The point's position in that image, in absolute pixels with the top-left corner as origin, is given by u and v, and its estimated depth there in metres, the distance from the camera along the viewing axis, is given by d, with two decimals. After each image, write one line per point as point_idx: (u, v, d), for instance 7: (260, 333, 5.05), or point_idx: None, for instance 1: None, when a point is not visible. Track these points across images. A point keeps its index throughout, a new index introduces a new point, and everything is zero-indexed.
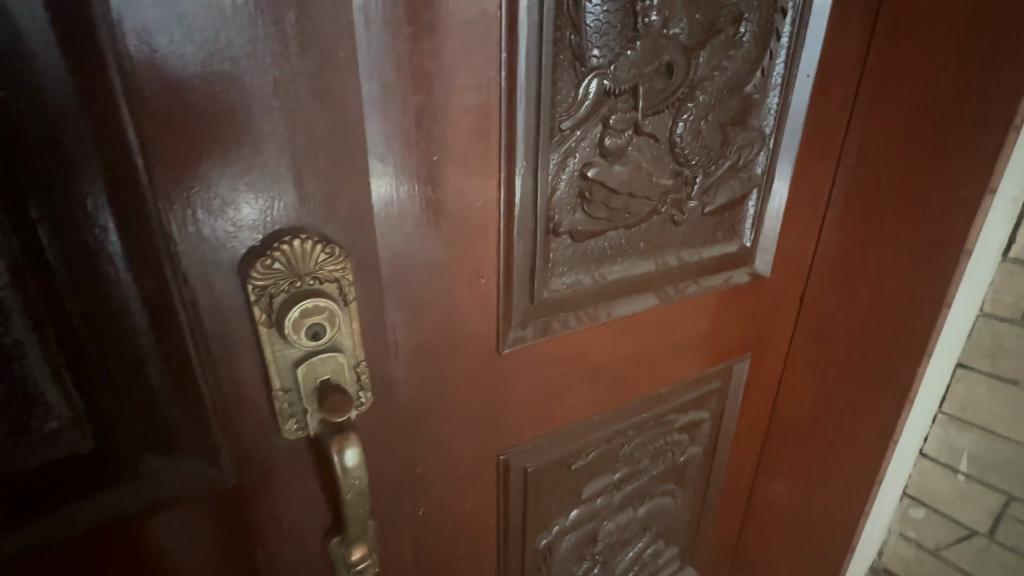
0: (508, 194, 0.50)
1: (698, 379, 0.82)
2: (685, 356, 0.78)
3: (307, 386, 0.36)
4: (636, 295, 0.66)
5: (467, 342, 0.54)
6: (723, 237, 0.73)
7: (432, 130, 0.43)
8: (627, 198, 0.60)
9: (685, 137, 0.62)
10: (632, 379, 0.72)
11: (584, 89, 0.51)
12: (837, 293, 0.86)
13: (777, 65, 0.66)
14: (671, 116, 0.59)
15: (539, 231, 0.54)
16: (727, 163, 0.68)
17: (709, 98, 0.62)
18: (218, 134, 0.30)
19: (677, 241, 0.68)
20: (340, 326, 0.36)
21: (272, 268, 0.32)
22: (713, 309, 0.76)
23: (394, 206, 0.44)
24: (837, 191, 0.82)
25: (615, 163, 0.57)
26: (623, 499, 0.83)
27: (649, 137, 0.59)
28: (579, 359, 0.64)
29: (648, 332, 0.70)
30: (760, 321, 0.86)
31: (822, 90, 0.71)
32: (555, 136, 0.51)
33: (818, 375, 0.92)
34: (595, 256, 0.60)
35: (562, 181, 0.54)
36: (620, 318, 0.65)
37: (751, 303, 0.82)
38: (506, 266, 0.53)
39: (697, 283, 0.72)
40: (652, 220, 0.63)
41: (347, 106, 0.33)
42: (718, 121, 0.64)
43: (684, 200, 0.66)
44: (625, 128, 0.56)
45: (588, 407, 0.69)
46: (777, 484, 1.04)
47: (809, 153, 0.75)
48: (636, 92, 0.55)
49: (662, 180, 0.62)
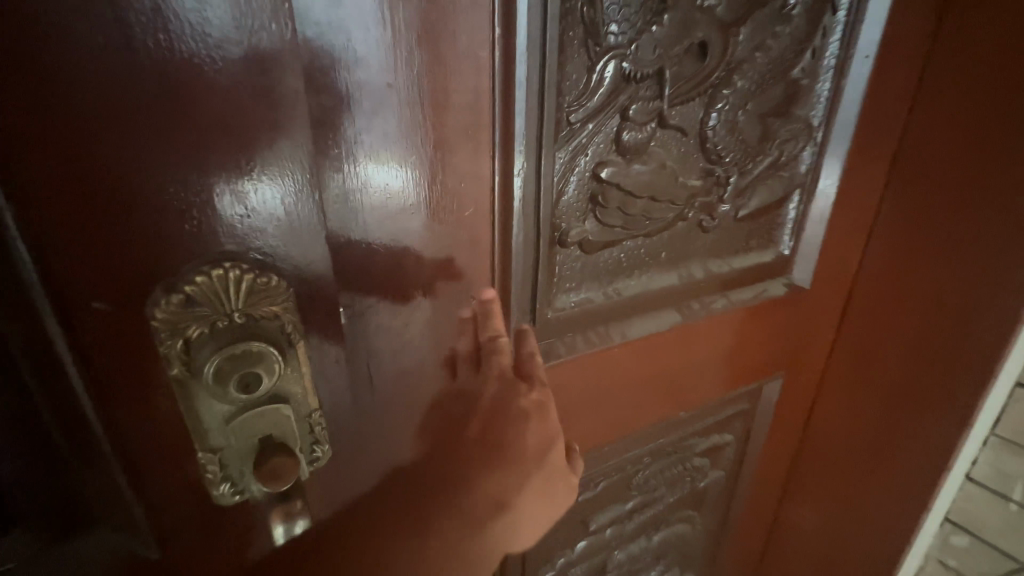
0: (504, 200, 0.42)
1: (722, 401, 0.74)
2: (709, 377, 0.69)
3: (241, 443, 0.31)
4: (654, 312, 0.58)
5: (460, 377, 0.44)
6: (756, 246, 0.64)
7: (410, 122, 0.35)
8: (648, 203, 0.51)
9: (718, 130, 0.53)
10: (647, 403, 0.65)
11: (599, 73, 0.43)
12: (885, 308, 0.76)
13: (831, 45, 0.56)
14: (702, 106, 0.51)
15: (541, 241, 0.46)
16: (766, 161, 0.58)
17: (748, 85, 0.53)
18: (108, 130, 0.24)
19: (702, 251, 0.59)
20: (280, 372, 0.31)
21: (190, 306, 0.28)
22: (743, 325, 0.68)
23: (355, 221, 0.35)
24: (890, 192, 0.71)
25: (634, 162, 0.48)
26: (636, 528, 0.76)
27: (676, 132, 0.50)
28: (588, 383, 0.57)
29: (667, 353, 0.62)
30: (796, 336, 0.76)
31: (881, 75, 0.61)
32: (562, 130, 0.43)
33: (860, 397, 0.82)
34: (608, 269, 0.52)
35: (572, 183, 0.46)
36: (635, 339, 0.57)
37: (787, 317, 0.72)
38: (502, 285, 0.45)
39: (727, 297, 0.64)
40: (676, 227, 0.55)
41: (278, 96, 0.28)
42: (757, 112, 0.55)
43: (715, 204, 0.57)
44: (647, 120, 0.47)
45: (596, 434, 0.62)
46: (804, 510, 0.95)
47: (861, 148, 0.65)
48: (663, 77, 0.46)
49: (690, 182, 0.53)
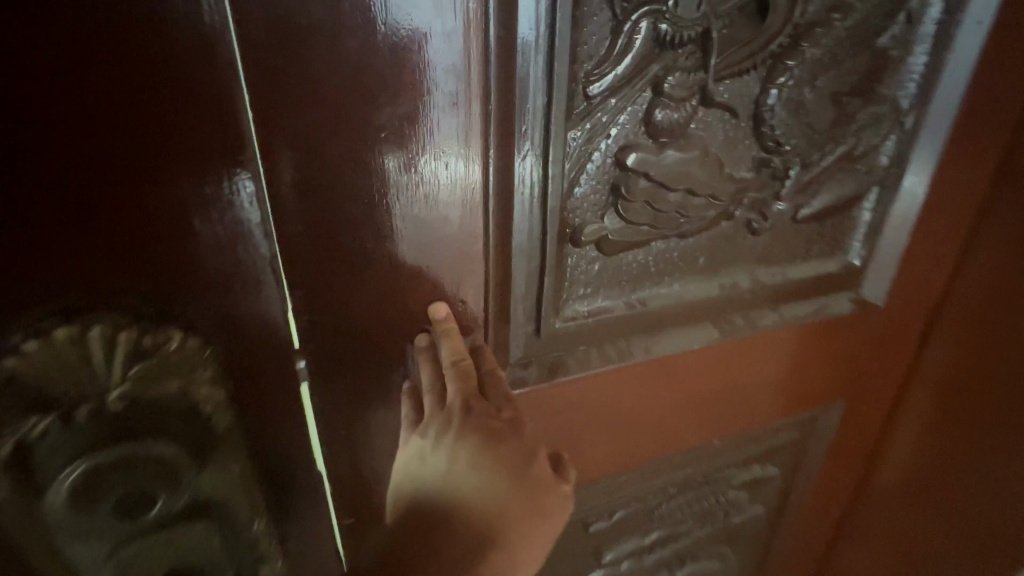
0: (501, 193, 0.36)
1: (767, 430, 0.64)
2: (751, 402, 0.60)
3: (127, 530, 0.31)
4: (687, 327, 0.50)
5: (447, 407, 0.37)
6: (818, 255, 0.54)
7: (374, 96, 0.30)
8: (684, 198, 0.43)
9: (779, 110, 0.43)
10: (674, 428, 0.57)
11: (626, 35, 0.35)
12: (981, 334, 0.62)
13: (931, 7, 0.45)
14: (759, 81, 0.42)
15: (549, 240, 0.39)
16: (839, 150, 0.48)
17: (821, 55, 0.43)
18: (47, 137, 0.25)
19: (747, 258, 0.50)
20: (168, 444, 0.31)
21: (42, 396, 0.28)
22: (797, 346, 0.58)
23: (310, 217, 0.32)
24: (997, 194, 0.58)
25: (668, 147, 0.40)
26: (658, 563, 0.68)
27: (723, 112, 0.41)
28: (603, 404, 0.50)
29: (701, 372, 0.54)
30: (863, 360, 0.65)
31: (1001, 45, 0.48)
32: (578, 104, 0.36)
33: (936, 436, 0.69)
34: (631, 275, 0.44)
35: (589, 172, 0.38)
36: (662, 357, 0.49)
37: (852, 338, 0.61)
38: (502, 289, 0.39)
39: (776, 313, 0.54)
40: (718, 228, 0.46)
41: (192, 93, 0.26)
42: (830, 90, 0.45)
43: (769, 201, 0.48)
44: (687, 95, 0.39)
45: (612, 460, 0.55)
46: (859, 559, 0.83)
47: (966, 138, 0.53)
48: (709, 43, 0.38)
49: (737, 173, 0.44)
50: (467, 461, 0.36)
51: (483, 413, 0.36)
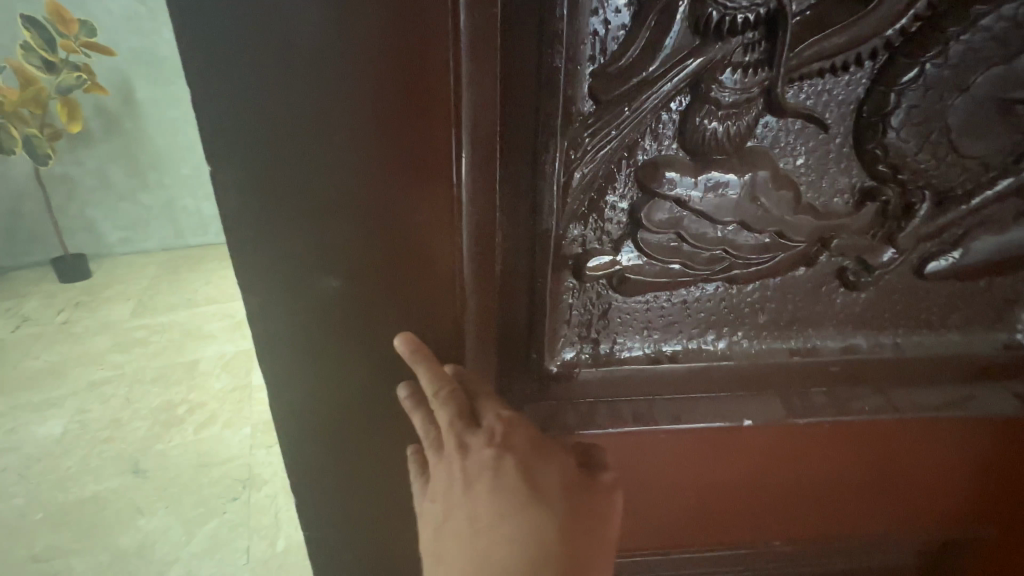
0: (475, 193, 0.34)
1: (863, 532, 0.55)
2: (847, 496, 0.52)
3: None
4: (748, 392, 0.47)
5: (445, 453, 0.34)
6: (938, 326, 0.47)
7: (389, 90, 0.29)
8: (733, 232, 0.40)
9: (899, 121, 0.38)
10: (762, 502, 0.52)
11: (651, 27, 0.32)
12: None
13: None
14: (865, 80, 0.37)
15: (544, 263, 0.38)
16: (1009, 176, 0.41)
17: (971, 53, 0.36)
18: None
19: (797, 321, 0.46)
20: None
21: None
22: (933, 439, 0.50)
23: (314, 222, 0.32)
24: None
25: (713, 167, 0.37)
26: None
27: (800, 121, 0.38)
28: (661, 464, 0.48)
29: (782, 450, 0.49)
30: (1006, 472, 0.52)
31: None
32: (583, 106, 0.34)
33: None
34: (658, 326, 0.44)
35: (612, 189, 0.38)
36: (727, 426, 0.47)
37: (991, 440, 0.50)
38: (485, 299, 0.38)
39: (879, 395, 0.48)
40: (793, 274, 0.44)
41: None
42: (988, 95, 0.38)
43: (874, 248, 0.43)
44: (743, 97, 0.35)
45: (670, 528, 0.52)
46: None
47: None
48: (779, 25, 0.32)
49: (814, 201, 0.41)
50: (488, 508, 0.32)
51: (481, 447, 0.33)
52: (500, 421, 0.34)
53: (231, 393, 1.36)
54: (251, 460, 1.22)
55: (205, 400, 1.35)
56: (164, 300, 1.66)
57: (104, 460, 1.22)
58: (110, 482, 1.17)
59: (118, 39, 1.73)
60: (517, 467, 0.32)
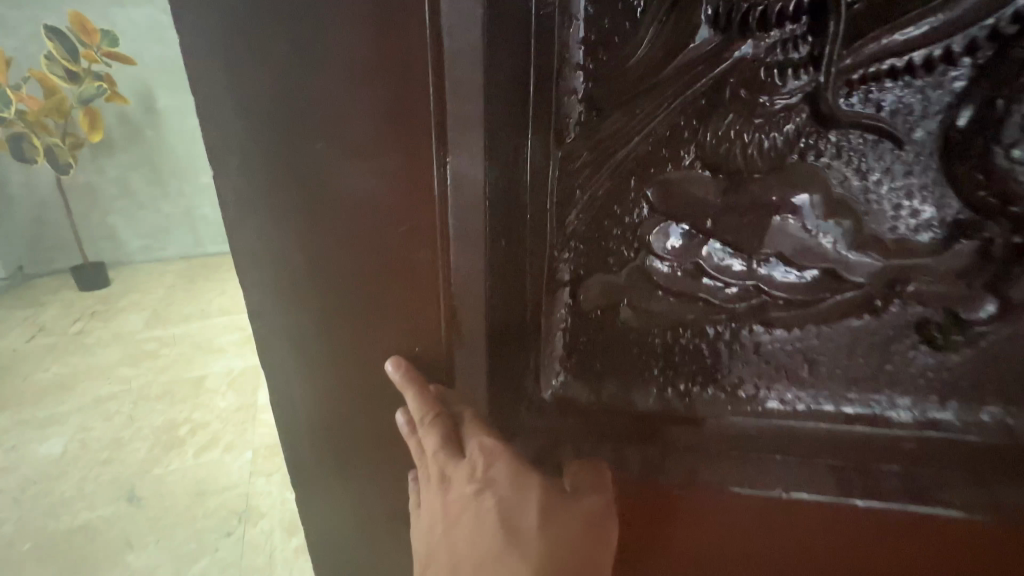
0: (462, 217, 0.34)
1: None
2: None
3: None
4: (799, 459, 0.42)
5: (431, 482, 0.40)
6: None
7: (385, 105, 0.32)
8: (770, 266, 0.36)
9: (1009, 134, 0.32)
10: None
11: (658, 27, 0.31)
12: None
13: None
14: (960, 82, 0.32)
15: (535, 279, 0.39)
16: None
17: None
18: None
19: (853, 381, 0.40)
20: None
21: None
22: None
23: (331, 227, 0.36)
24: None
25: (750, 180, 0.33)
26: None
27: (866, 133, 0.33)
28: (708, 537, 0.43)
29: (858, 543, 0.42)
30: None
31: None
32: (578, 116, 0.34)
33: None
34: (683, 366, 0.41)
35: (621, 208, 0.36)
36: (772, 496, 0.42)
37: None
38: (476, 321, 0.38)
39: (973, 486, 0.40)
40: (850, 323, 0.38)
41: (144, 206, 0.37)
42: None
43: (970, 300, 0.36)
44: (783, 101, 0.32)
45: None
46: None
47: None
48: (828, 16, 0.30)
49: (889, 236, 0.35)
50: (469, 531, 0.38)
51: (461, 479, 0.39)
52: (477, 457, 0.40)
53: (235, 414, 1.34)
54: (250, 491, 1.17)
55: (209, 420, 1.33)
56: (176, 314, 1.67)
57: (101, 484, 1.19)
58: (105, 508, 1.14)
59: (142, 49, 1.78)
60: (486, 494, 0.39)
